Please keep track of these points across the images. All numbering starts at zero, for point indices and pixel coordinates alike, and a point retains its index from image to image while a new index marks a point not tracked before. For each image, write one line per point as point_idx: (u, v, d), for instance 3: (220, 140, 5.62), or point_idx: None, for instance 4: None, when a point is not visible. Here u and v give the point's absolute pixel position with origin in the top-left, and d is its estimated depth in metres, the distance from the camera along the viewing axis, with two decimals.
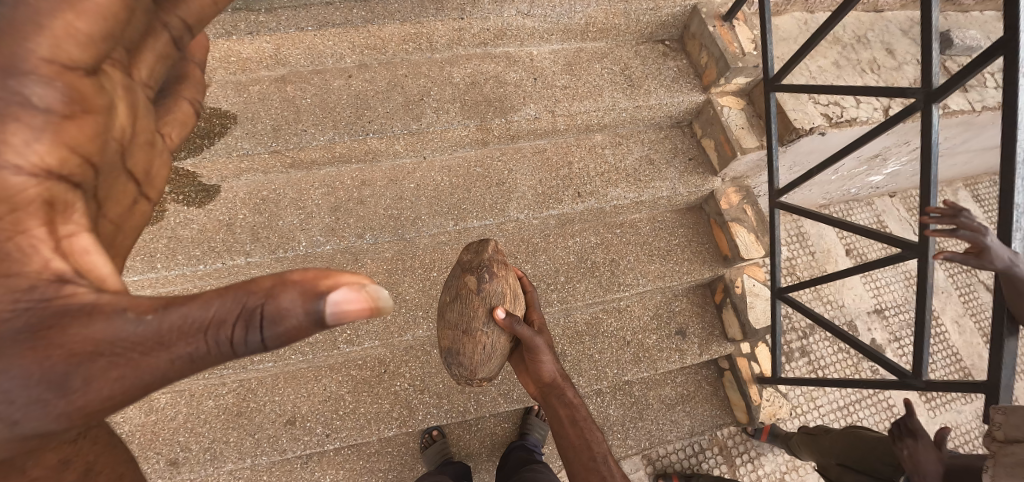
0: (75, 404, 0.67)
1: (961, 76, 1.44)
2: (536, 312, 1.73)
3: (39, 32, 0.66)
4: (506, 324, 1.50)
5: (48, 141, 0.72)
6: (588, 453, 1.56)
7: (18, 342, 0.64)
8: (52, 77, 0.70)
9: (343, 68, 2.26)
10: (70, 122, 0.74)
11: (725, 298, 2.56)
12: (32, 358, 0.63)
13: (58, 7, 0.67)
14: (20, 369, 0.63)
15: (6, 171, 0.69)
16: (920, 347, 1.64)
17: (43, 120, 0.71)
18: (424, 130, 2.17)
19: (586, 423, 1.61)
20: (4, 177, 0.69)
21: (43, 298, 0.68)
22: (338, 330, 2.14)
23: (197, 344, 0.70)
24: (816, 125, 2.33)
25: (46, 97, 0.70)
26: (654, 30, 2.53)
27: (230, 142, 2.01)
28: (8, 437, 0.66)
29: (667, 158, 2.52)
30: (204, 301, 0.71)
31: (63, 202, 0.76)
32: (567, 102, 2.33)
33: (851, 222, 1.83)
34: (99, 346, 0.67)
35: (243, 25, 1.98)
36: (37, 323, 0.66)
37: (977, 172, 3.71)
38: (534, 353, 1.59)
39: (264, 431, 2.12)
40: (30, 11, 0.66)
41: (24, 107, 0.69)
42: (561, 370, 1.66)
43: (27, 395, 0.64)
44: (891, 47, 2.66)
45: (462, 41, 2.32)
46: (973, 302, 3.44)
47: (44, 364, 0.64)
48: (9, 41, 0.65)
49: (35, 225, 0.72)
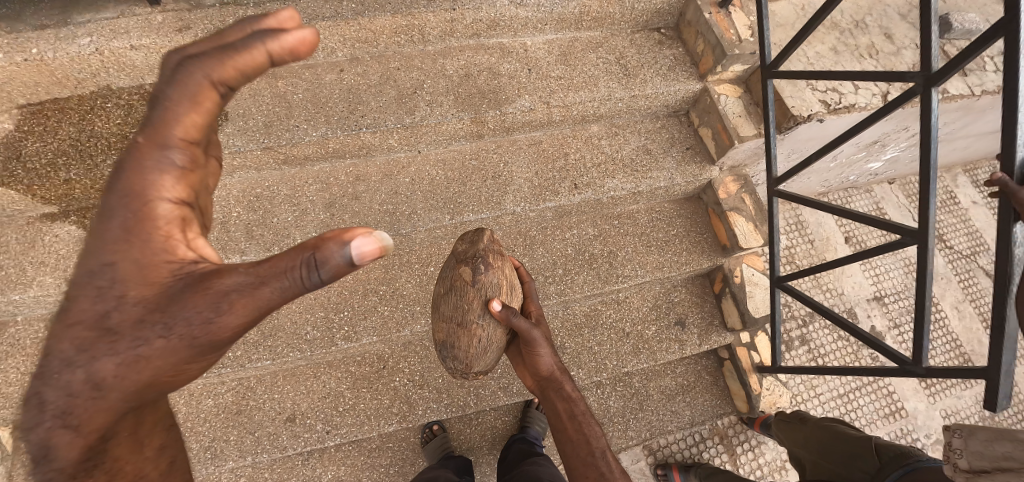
0: (219, 327, 1.02)
1: (961, 60, 1.41)
2: (533, 304, 1.72)
3: (177, 119, 1.06)
4: (502, 316, 1.50)
5: (179, 184, 1.08)
6: (587, 448, 1.55)
7: (184, 294, 1.01)
8: (181, 145, 1.08)
9: (334, 62, 2.23)
10: (191, 173, 1.10)
11: (724, 287, 2.55)
12: (192, 303, 1.00)
13: (186, 105, 1.07)
14: (188, 310, 1.00)
15: (158, 205, 1.05)
16: (920, 335, 1.63)
17: (174, 172, 1.08)
18: (417, 123, 2.15)
19: (585, 417, 1.60)
20: (157, 209, 1.05)
21: (191, 273, 1.03)
22: (336, 327, 2.13)
23: (283, 283, 1.01)
24: (814, 112, 2.31)
25: (181, 160, 1.08)
26: (649, 18, 2.50)
27: (222, 140, 1.99)
28: (190, 352, 1.03)
29: (664, 148, 2.50)
30: (280, 256, 1.02)
31: (191, 222, 1.10)
32: (562, 93, 2.31)
33: (850, 209, 1.81)
34: (226, 290, 1.01)
35: (231, 20, 1.95)
36: (190, 284, 1.02)
37: (976, 156, 3.69)
38: (531, 346, 1.57)
39: (264, 429, 2.12)
40: (172, 108, 1.06)
41: (166, 165, 1.07)
42: (559, 364, 1.65)
43: (194, 323, 1.01)
44: (889, 31, 2.63)
45: (454, 32, 2.29)
46: (972, 288, 3.44)
47: (198, 304, 1.00)
48: (162, 129, 1.06)
49: (177, 236, 1.06)
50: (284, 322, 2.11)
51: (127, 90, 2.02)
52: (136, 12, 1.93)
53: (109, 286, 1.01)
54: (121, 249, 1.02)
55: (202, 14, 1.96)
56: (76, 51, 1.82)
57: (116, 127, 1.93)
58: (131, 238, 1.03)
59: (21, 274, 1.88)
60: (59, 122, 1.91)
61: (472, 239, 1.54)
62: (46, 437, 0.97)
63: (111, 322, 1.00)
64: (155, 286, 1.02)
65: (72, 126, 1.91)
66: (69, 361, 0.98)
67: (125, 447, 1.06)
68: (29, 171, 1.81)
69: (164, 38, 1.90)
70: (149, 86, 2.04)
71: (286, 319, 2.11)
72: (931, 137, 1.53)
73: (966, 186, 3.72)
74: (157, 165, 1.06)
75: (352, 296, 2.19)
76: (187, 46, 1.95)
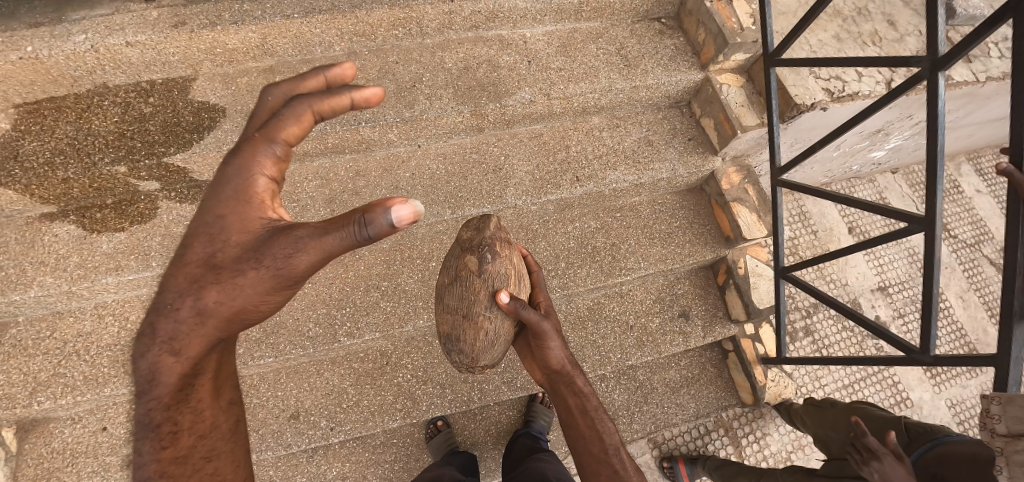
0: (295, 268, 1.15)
1: (968, 43, 1.39)
2: (542, 295, 1.69)
3: (287, 118, 1.22)
4: (510, 308, 1.46)
5: (269, 170, 1.23)
6: (600, 445, 1.53)
7: (270, 237, 1.16)
8: (279, 140, 1.23)
9: (333, 57, 2.21)
10: (281, 162, 1.25)
11: (728, 279, 2.54)
12: (276, 246, 1.15)
13: (298, 111, 1.23)
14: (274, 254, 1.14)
15: (259, 179, 1.22)
16: (927, 323, 1.62)
17: (270, 155, 1.23)
18: (417, 117, 2.13)
19: (596, 412, 1.57)
20: (255, 181, 1.21)
21: (277, 228, 1.18)
22: (339, 323, 2.12)
23: (342, 235, 1.11)
24: (817, 100, 2.28)
25: (280, 151, 1.24)
26: (649, 7, 2.47)
27: (220, 137, 1.97)
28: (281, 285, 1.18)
29: (666, 139, 2.48)
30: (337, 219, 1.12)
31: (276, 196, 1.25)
32: (563, 85, 2.29)
33: (854, 198, 1.79)
34: (296, 241, 1.13)
35: (227, 15, 1.93)
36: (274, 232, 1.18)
37: (980, 144, 3.67)
38: (540, 339, 1.53)
39: (268, 426, 2.11)
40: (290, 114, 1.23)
41: (265, 154, 1.22)
42: (570, 357, 1.61)
43: (273, 263, 1.15)
44: (892, 18, 2.60)
45: (453, 25, 2.27)
46: (977, 276, 3.42)
47: (278, 248, 1.14)
48: (275, 124, 1.22)
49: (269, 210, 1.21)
50: (286, 319, 2.10)
51: (124, 88, 2.01)
52: (131, 8, 1.91)
53: (217, 232, 1.18)
54: (224, 203, 1.19)
55: (198, 9, 1.94)
56: (71, 48, 1.81)
57: (113, 125, 1.92)
58: (235, 200, 1.19)
59: (21, 274, 1.86)
60: (55, 120, 1.89)
61: (482, 228, 1.53)
62: (154, 363, 1.13)
63: (214, 262, 1.16)
64: (251, 232, 1.18)
65: (69, 125, 1.89)
66: (179, 288, 1.15)
67: (206, 391, 1.19)
68: (26, 170, 1.80)
69: (159, 33, 1.88)
70: (146, 83, 2.03)
71: (288, 316, 2.10)
72: (937, 123, 1.51)
73: (970, 175, 3.69)
74: (272, 138, 1.22)
75: (354, 292, 2.18)
76: (182, 41, 1.93)
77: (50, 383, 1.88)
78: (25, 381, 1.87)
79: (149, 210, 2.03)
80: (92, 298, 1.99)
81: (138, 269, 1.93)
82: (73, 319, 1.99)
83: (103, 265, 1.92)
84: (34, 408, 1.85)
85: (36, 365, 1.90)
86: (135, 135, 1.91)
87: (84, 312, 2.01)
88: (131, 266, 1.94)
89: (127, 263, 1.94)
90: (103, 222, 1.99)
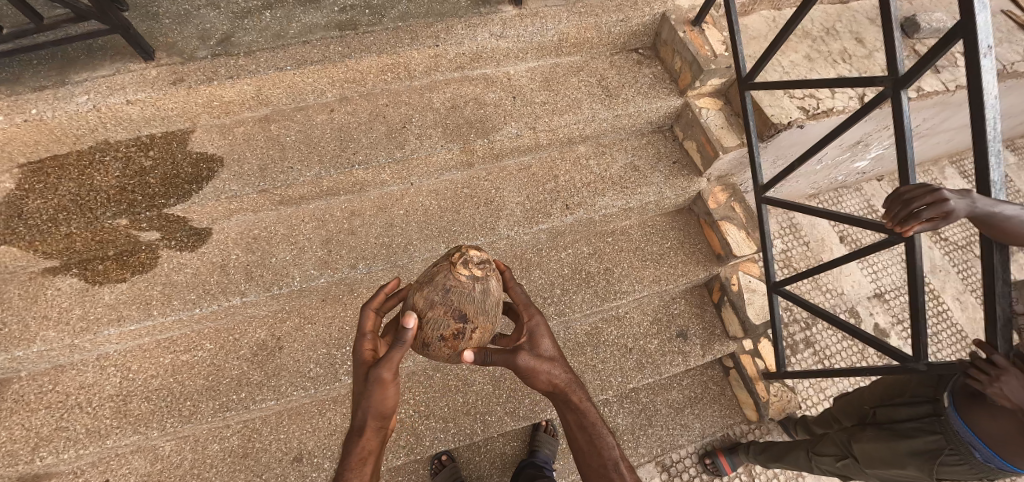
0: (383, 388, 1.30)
1: (925, 62, 1.48)
2: (530, 314, 1.49)
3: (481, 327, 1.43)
4: (476, 360, 1.38)
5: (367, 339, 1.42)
6: (599, 461, 1.44)
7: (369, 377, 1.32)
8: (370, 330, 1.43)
9: (325, 103, 2.32)
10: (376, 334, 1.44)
11: (723, 296, 2.57)
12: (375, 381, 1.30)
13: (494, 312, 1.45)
14: (374, 386, 1.30)
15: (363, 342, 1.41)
16: (918, 332, 1.65)
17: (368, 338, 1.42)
18: (409, 156, 2.20)
19: (599, 428, 1.46)
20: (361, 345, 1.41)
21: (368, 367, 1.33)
22: (339, 362, 2.14)
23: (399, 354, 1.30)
24: (794, 119, 2.37)
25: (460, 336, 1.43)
26: (626, 40, 2.60)
27: (218, 186, 2.03)
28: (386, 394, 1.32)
29: (651, 163, 2.55)
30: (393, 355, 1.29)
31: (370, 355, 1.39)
32: (547, 117, 2.37)
33: (836, 211, 1.83)
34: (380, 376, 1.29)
35: (223, 70, 2.03)
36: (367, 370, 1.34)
37: (961, 148, 3.75)
38: (524, 370, 1.41)
39: (272, 470, 2.09)
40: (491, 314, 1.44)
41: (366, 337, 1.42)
42: (565, 376, 1.45)
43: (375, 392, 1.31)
44: (859, 36, 2.73)
45: (439, 67, 2.38)
46: (972, 279, 3.44)
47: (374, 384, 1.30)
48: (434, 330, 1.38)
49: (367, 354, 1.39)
50: (287, 361, 2.12)
51: (124, 143, 2.09)
52: (131, 68, 1.99)
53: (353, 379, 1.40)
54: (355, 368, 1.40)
55: (194, 66, 2.03)
56: (74, 109, 1.89)
57: (114, 181, 1.97)
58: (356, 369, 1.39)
59: (23, 330, 1.88)
60: (57, 178, 1.95)
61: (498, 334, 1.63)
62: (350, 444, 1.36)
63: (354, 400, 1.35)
64: (359, 379, 1.36)
65: (72, 182, 1.95)
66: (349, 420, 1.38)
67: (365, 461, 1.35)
68: (29, 227, 1.83)
69: (158, 91, 1.96)
70: (146, 138, 2.11)
71: (289, 359, 2.13)
72: (905, 135, 1.58)
73: (954, 178, 3.76)
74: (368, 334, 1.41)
75: (353, 331, 2.22)
76: (181, 97, 2.02)
77: (52, 437, 1.87)
78: (27, 436, 1.86)
79: (151, 259, 2.08)
80: (93, 350, 2.01)
81: (140, 318, 1.95)
82: (75, 372, 2.01)
83: (105, 316, 1.94)
84: (36, 464, 1.83)
85: (38, 420, 1.90)
86: (136, 188, 1.96)
87: (86, 364, 2.03)
88: (132, 316, 1.96)
89: (128, 313, 1.96)
90: (105, 274, 2.03)
